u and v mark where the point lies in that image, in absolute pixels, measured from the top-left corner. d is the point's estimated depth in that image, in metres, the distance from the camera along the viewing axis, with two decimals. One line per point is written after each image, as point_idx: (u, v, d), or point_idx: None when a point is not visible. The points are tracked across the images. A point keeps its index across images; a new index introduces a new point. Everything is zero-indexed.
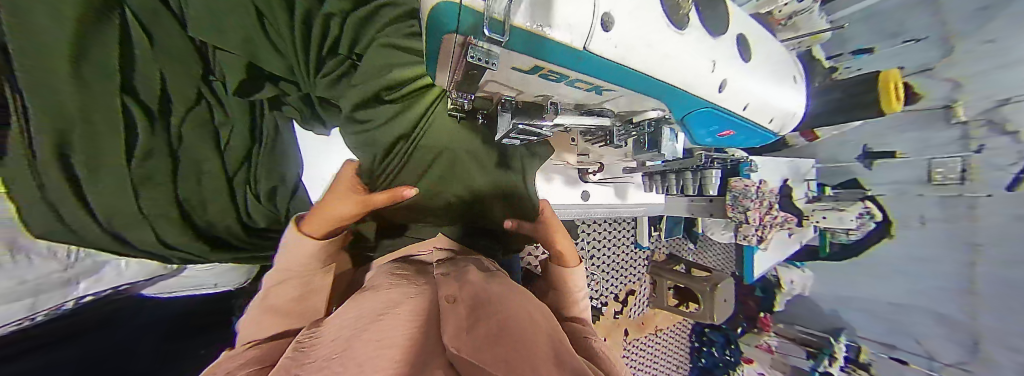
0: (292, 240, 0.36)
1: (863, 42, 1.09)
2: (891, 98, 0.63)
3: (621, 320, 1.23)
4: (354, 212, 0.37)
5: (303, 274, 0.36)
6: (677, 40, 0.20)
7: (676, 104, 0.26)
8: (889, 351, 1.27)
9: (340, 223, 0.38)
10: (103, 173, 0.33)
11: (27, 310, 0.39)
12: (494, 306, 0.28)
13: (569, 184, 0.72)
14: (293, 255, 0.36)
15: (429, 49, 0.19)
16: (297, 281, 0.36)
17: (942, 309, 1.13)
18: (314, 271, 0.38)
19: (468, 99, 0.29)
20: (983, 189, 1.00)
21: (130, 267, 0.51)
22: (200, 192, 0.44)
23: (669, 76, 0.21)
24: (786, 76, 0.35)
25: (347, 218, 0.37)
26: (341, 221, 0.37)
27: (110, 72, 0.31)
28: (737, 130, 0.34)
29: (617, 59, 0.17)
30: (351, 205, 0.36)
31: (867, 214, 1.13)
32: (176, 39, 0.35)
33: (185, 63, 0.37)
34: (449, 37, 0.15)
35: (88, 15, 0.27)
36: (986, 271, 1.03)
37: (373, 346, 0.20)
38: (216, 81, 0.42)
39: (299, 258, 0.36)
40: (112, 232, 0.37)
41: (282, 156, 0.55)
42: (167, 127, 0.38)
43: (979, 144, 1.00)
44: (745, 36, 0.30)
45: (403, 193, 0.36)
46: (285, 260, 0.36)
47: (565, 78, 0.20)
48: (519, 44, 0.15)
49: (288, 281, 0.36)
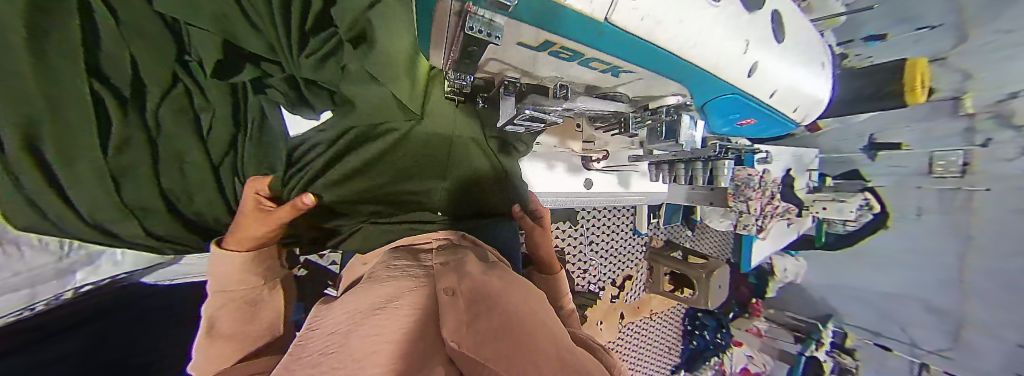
0: (217, 262, 0.35)
1: (874, 27, 1.01)
2: (916, 88, 0.61)
3: (617, 303, 1.26)
4: (265, 231, 0.35)
5: (243, 293, 0.35)
6: (713, 14, 0.18)
7: (702, 86, 0.24)
8: (875, 338, 1.32)
9: (260, 241, 0.36)
10: (79, 168, 0.32)
11: (26, 300, 0.43)
12: (497, 302, 0.27)
13: (571, 172, 0.70)
14: (223, 276, 0.34)
15: (422, 16, 0.16)
16: (235, 303, 0.34)
17: (932, 298, 1.17)
18: (254, 289, 0.36)
19: (467, 82, 0.26)
20: (985, 183, 1.01)
21: (126, 256, 0.53)
22: (185, 182, 0.41)
23: (701, 57, 0.19)
24: (815, 61, 0.33)
25: (264, 236, 0.35)
26: (258, 240, 0.35)
27: (73, 56, 0.27)
28: (759, 118, 0.32)
29: (642, 33, 0.15)
30: (256, 226, 0.34)
31: (866, 206, 1.14)
32: (146, 18, 0.30)
33: (157, 45, 0.33)
34: (442, 4, 0.13)
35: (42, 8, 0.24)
36: (978, 262, 1.07)
37: (370, 342, 0.19)
38: (193, 62, 0.37)
39: (226, 279, 0.34)
40: (97, 225, 0.37)
41: (273, 140, 0.48)
42: (141, 116, 0.35)
43: (985, 138, 0.99)
44: (780, 13, 0.28)
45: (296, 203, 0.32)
46: (216, 288, 0.34)
47: (579, 56, 0.18)
48: (525, 13, 0.12)
49: (223, 303, 0.34)
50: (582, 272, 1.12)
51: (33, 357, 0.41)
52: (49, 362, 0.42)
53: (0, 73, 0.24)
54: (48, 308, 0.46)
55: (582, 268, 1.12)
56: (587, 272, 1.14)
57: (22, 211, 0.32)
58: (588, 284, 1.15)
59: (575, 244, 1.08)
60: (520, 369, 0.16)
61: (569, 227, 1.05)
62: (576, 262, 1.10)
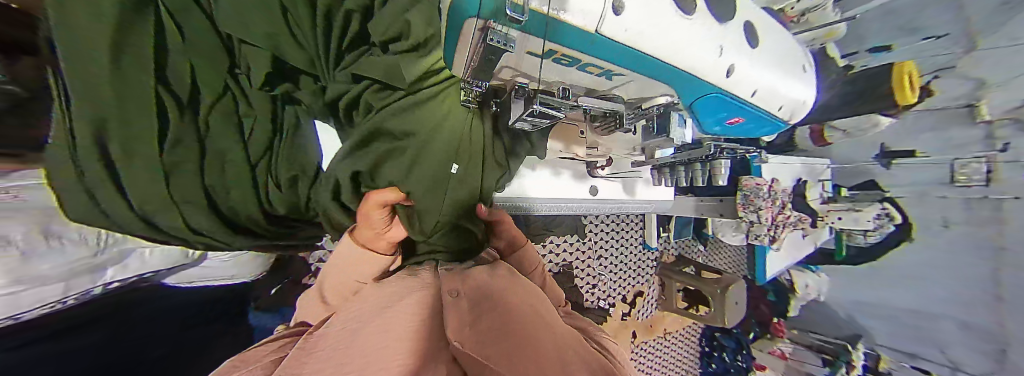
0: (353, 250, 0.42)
1: (880, 40, 1.01)
2: (904, 88, 0.62)
3: (628, 321, 1.23)
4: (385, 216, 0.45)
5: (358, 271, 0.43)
6: (685, 24, 0.21)
7: (684, 87, 0.26)
8: (911, 361, 1.24)
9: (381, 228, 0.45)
10: (137, 165, 0.34)
11: (59, 293, 0.40)
12: (499, 298, 0.30)
13: (576, 178, 0.73)
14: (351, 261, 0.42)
15: (448, 35, 0.20)
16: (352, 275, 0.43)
17: (972, 319, 1.09)
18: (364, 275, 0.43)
19: (481, 87, 0.29)
20: (1010, 191, 0.95)
21: (154, 256, 0.53)
22: (223, 178, 0.44)
23: (680, 61, 0.22)
24: (794, 66, 0.35)
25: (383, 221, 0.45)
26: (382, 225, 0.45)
27: (141, 64, 0.33)
28: (745, 117, 0.35)
29: (627, 41, 0.18)
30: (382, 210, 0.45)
31: (885, 215, 1.09)
32: (206, 35, 0.39)
33: (215, 61, 0.41)
34: (469, 23, 0.16)
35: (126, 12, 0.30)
36: (1012, 278, 0.98)
37: (381, 338, 0.22)
38: (241, 74, 0.45)
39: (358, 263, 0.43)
40: (144, 216, 0.37)
41: (304, 144, 0.56)
42: (195, 116, 0.40)
43: (1004, 143, 0.94)
44: (753, 24, 0.31)
45: (383, 194, 0.45)
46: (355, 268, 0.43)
47: (577, 62, 0.21)
48: (535, 27, 0.16)
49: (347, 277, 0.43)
50: (591, 287, 1.11)
51: (56, 345, 0.47)
52: (68, 353, 0.48)
53: (86, 70, 0.28)
54: (77, 301, 0.47)
55: (591, 282, 1.11)
56: (596, 288, 1.13)
57: (76, 198, 0.32)
58: (597, 300, 1.13)
59: (583, 258, 1.09)
60: (517, 368, 0.18)
61: (577, 240, 1.06)
62: (584, 277, 1.09)
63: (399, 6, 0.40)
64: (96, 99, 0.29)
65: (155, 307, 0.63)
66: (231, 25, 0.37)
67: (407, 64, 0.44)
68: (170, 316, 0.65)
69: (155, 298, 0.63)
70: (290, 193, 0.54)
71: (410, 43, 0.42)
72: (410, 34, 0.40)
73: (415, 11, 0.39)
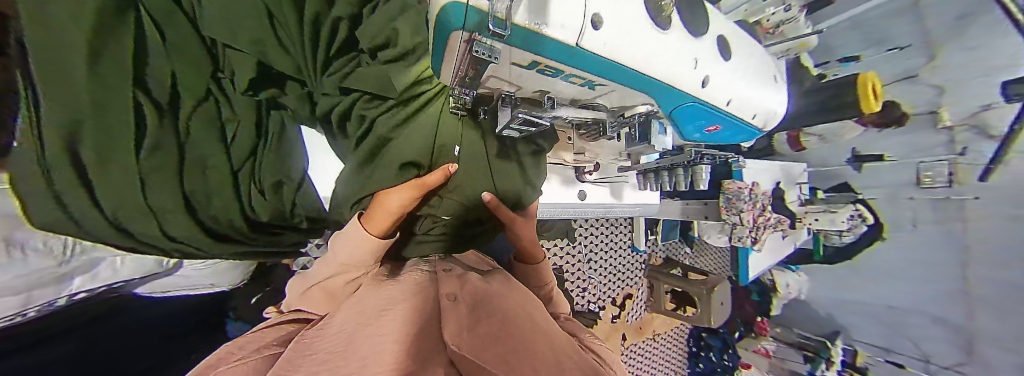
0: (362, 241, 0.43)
1: (849, 51, 0.99)
2: (868, 97, 0.66)
3: (618, 324, 1.25)
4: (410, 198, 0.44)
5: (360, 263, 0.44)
6: (662, 39, 0.22)
7: (665, 97, 0.28)
8: (886, 355, 1.29)
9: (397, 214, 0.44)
10: (111, 169, 0.33)
11: (20, 305, 0.38)
12: (494, 306, 0.30)
13: (564, 183, 0.74)
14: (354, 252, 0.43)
15: (436, 45, 0.20)
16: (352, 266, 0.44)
17: (944, 315, 1.13)
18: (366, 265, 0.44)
19: (470, 95, 0.30)
20: (971, 191, 1.03)
21: (126, 264, 0.51)
22: (205, 186, 0.43)
23: (660, 72, 0.23)
24: (767, 76, 0.38)
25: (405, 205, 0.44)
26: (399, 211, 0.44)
27: (120, 65, 0.32)
28: (722, 125, 0.37)
29: (607, 55, 0.19)
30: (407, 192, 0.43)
31: (859, 216, 1.17)
32: (188, 38, 0.37)
33: (198, 65, 0.40)
34: (455, 35, 0.16)
35: (105, 12, 0.29)
36: (979, 274, 1.04)
37: (375, 342, 0.22)
38: (225, 78, 0.44)
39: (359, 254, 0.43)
40: (116, 222, 0.36)
41: (290, 148, 0.55)
42: (175, 121, 0.38)
43: (963, 147, 1.02)
44: (726, 38, 0.33)
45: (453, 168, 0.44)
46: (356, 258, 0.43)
47: (561, 73, 0.22)
48: (518, 40, 0.16)
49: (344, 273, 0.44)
50: (581, 290, 1.13)
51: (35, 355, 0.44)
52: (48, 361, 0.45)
53: (56, 71, 0.27)
54: (39, 315, 0.44)
55: (581, 286, 1.13)
56: (586, 291, 1.14)
57: (43, 204, 0.30)
58: (587, 303, 1.14)
59: (573, 262, 1.10)
60: (515, 369, 0.18)
61: (567, 244, 1.08)
62: (574, 280, 1.11)
63: (390, 14, 0.40)
64: (69, 101, 0.28)
65: (136, 315, 0.61)
66: (218, 27, 0.37)
67: (397, 74, 0.45)
68: (152, 324, 0.63)
69: (130, 307, 0.61)
70: (276, 200, 0.52)
71: (398, 52, 0.42)
72: (397, 42, 0.41)
73: (401, 18, 0.39)
